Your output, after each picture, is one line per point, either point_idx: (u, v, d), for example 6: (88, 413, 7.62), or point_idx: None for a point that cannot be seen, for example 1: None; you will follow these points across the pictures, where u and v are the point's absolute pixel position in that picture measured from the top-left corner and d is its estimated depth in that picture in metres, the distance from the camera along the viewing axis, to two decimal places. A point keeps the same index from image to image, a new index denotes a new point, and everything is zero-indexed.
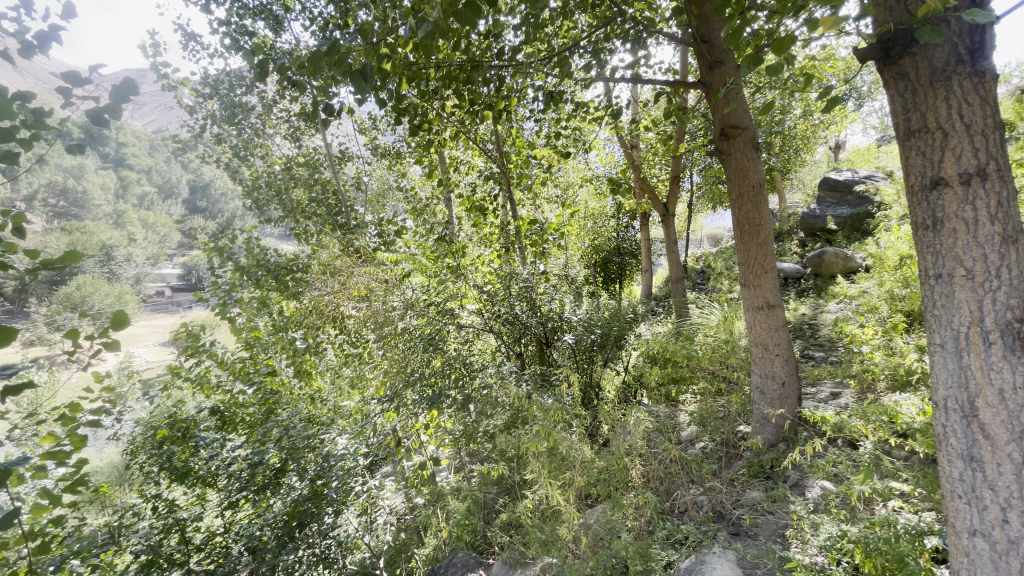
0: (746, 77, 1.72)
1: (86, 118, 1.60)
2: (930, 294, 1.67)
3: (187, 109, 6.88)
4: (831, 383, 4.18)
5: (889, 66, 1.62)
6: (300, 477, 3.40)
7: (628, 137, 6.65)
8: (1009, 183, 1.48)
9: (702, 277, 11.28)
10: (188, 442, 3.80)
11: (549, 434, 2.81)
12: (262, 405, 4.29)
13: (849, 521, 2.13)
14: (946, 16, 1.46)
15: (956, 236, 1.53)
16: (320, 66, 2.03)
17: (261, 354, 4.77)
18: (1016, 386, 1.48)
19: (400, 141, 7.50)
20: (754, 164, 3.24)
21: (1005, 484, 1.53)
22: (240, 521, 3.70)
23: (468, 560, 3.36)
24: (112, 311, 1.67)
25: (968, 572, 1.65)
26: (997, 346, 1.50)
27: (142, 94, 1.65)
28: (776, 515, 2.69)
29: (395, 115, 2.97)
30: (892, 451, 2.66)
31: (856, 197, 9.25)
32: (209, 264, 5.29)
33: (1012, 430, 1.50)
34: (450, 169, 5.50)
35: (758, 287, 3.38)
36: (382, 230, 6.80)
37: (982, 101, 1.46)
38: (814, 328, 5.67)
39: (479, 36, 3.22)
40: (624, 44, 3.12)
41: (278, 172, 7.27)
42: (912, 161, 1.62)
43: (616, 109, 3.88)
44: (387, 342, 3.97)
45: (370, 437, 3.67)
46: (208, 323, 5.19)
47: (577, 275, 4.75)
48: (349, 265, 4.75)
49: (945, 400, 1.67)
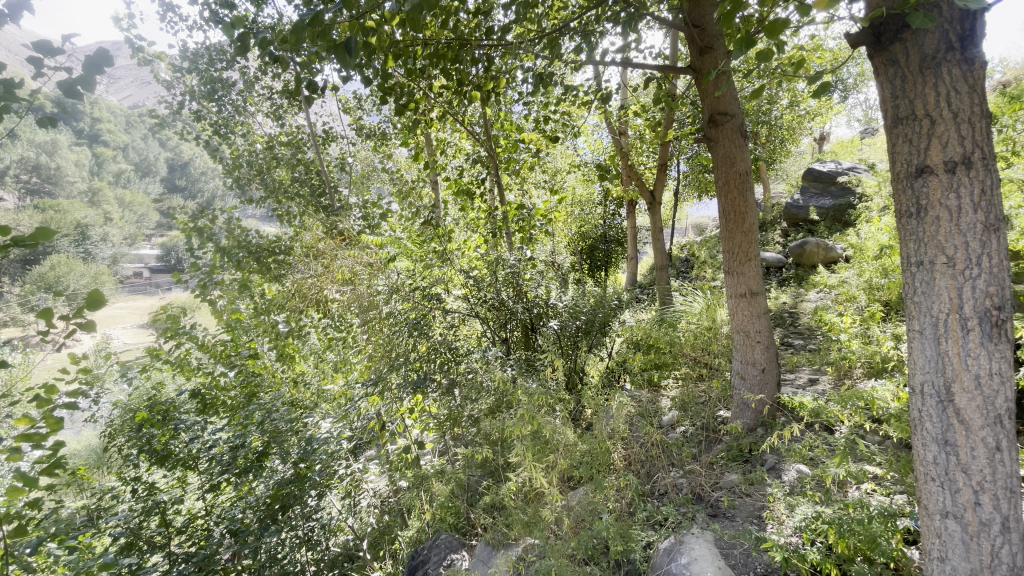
0: (738, 61, 1.68)
1: (57, 90, 1.52)
2: (910, 281, 1.69)
3: (164, 83, 6.57)
4: (808, 370, 4.27)
5: (880, 52, 1.62)
6: (283, 461, 3.38)
7: (617, 123, 6.62)
8: (993, 172, 1.49)
9: (686, 265, 11.42)
10: (167, 425, 3.68)
11: (534, 417, 2.83)
12: (244, 389, 4.25)
13: (823, 502, 2.19)
14: (938, 2, 1.46)
15: (939, 224, 1.55)
16: (303, 38, 1.94)
17: (243, 337, 4.66)
18: (990, 373, 1.53)
19: (385, 121, 7.36)
20: (742, 151, 3.24)
21: (977, 467, 1.58)
22: (221, 504, 3.66)
23: (451, 541, 3.37)
24: (86, 290, 1.61)
25: (937, 553, 1.71)
26: (975, 333, 1.53)
27: (116, 65, 1.55)
28: (753, 497, 2.78)
29: (380, 94, 2.89)
30: (867, 435, 2.74)
31: (838, 188, 9.36)
32: (188, 245, 5.13)
33: (986, 415, 1.55)
34: (437, 151, 5.43)
35: (742, 275, 3.41)
36: (367, 213, 6.71)
37: (971, 89, 1.47)
38: (793, 317, 5.77)
39: (468, 14, 3.14)
40: (615, 28, 3.08)
41: (260, 151, 7.08)
42: (898, 149, 1.64)
43: (606, 93, 3.83)
44: (372, 326, 3.91)
45: (354, 421, 3.56)
46: (188, 305, 5.05)
47: (564, 262, 4.76)
48: (332, 248, 4.67)
49: (921, 385, 1.70)
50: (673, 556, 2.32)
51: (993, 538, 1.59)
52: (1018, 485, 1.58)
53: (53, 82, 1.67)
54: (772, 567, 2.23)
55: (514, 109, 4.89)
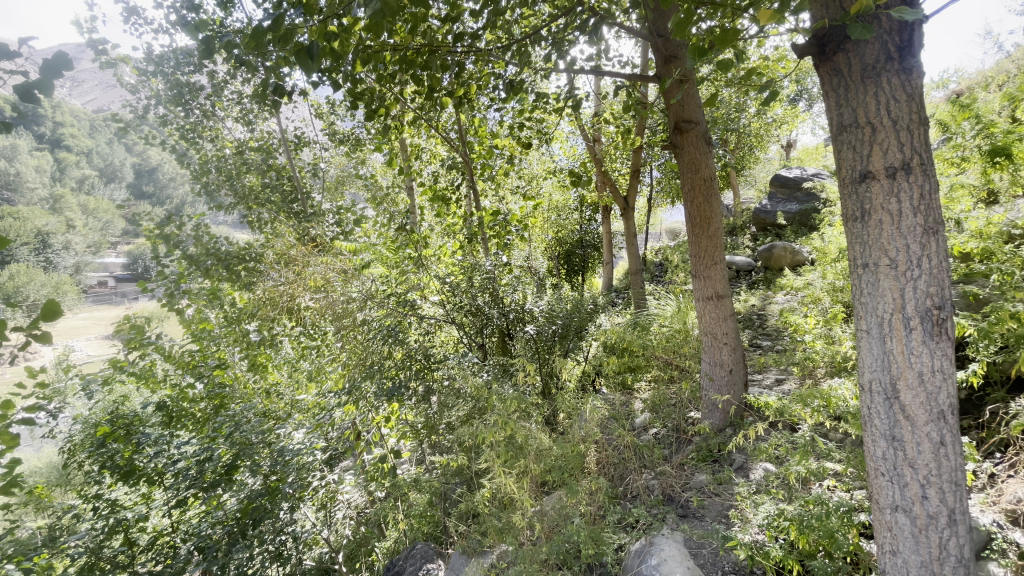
0: (694, 70, 1.70)
1: (13, 93, 1.46)
2: (857, 283, 1.75)
3: (127, 87, 6.19)
4: (776, 370, 4.39)
5: (824, 62, 1.68)
6: (253, 474, 3.27)
7: (591, 129, 6.74)
8: (931, 177, 1.56)
9: (660, 269, 11.66)
10: (131, 438, 3.49)
11: (507, 423, 2.82)
12: (213, 401, 4.05)
13: (786, 500, 2.25)
14: (876, 15, 1.52)
15: (882, 227, 1.61)
16: (263, 43, 1.93)
17: (211, 347, 4.57)
18: (932, 370, 1.59)
19: (359, 127, 7.35)
20: (706, 158, 3.33)
21: (923, 462, 1.64)
22: (189, 519, 3.53)
23: (427, 551, 3.38)
24: (41, 300, 1.50)
25: (889, 546, 1.77)
26: (917, 332, 1.60)
27: (77, 69, 1.50)
28: (721, 497, 2.84)
29: (351, 100, 2.85)
30: (828, 433, 2.84)
31: (804, 194, 9.67)
32: (154, 253, 5.02)
33: (930, 411, 1.61)
34: (411, 157, 5.42)
35: (708, 278, 3.48)
36: (340, 219, 6.93)
37: (908, 98, 1.53)
38: (762, 319, 5.93)
39: (439, 20, 3.15)
40: (583, 36, 3.12)
41: (229, 156, 6.93)
42: (843, 156, 1.70)
43: (577, 99, 3.87)
44: (347, 334, 3.86)
45: (328, 432, 3.54)
46: (155, 315, 4.88)
47: (540, 267, 4.84)
48: (305, 254, 4.59)
49: (870, 383, 1.76)
50: (643, 558, 2.34)
51: (940, 531, 1.65)
52: (962, 479, 1.65)
53: (7, 86, 1.60)
54: (740, 566, 2.26)
55: (488, 115, 4.84)
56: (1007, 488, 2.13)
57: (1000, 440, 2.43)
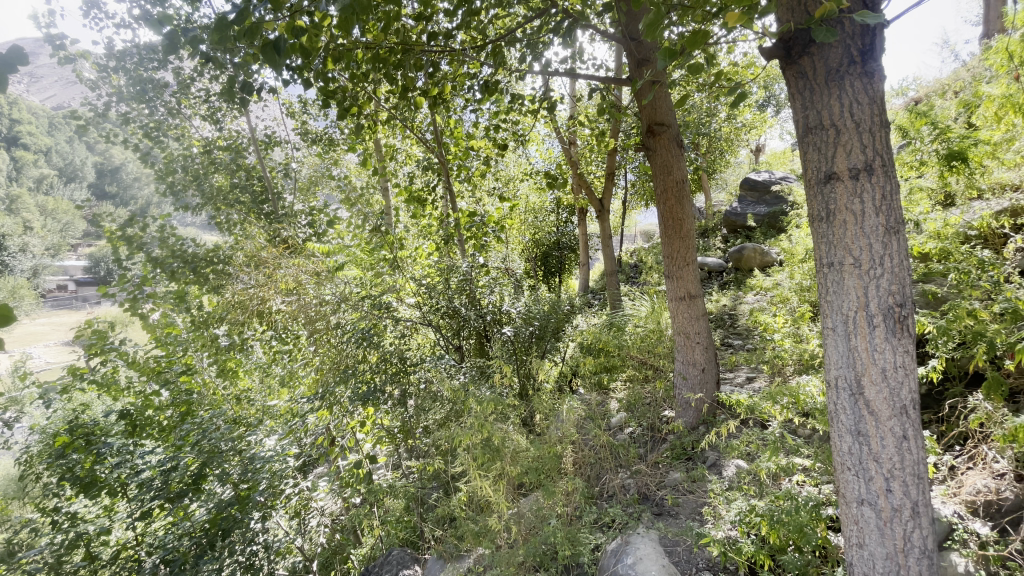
0: (663, 70, 1.70)
1: None
2: (822, 282, 1.79)
3: (87, 82, 5.64)
4: (746, 368, 4.49)
5: (790, 65, 1.71)
6: (221, 483, 3.16)
7: (566, 132, 6.82)
8: (893, 179, 1.61)
9: (635, 271, 11.86)
10: (92, 448, 3.33)
11: (483, 425, 2.81)
12: (178, 408, 3.86)
13: (757, 495, 2.30)
14: (840, 19, 1.56)
15: (846, 227, 1.65)
16: (225, 37, 1.85)
17: (177, 352, 4.36)
18: (895, 366, 1.64)
19: (332, 128, 7.40)
20: (678, 161, 3.38)
21: (887, 456, 1.69)
22: (155, 532, 3.39)
23: (403, 557, 3.34)
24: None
25: (855, 539, 1.81)
26: (880, 329, 1.64)
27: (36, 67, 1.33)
28: (695, 494, 2.88)
29: (322, 99, 2.77)
30: (796, 429, 2.91)
31: (772, 197, 9.95)
32: (116, 256, 4.85)
33: (893, 406, 1.66)
34: (386, 158, 5.38)
35: (681, 278, 3.53)
36: (313, 220, 7.02)
37: (870, 102, 1.58)
38: (733, 318, 6.07)
39: (412, 18, 3.11)
40: (557, 37, 3.13)
41: (195, 155, 6.81)
42: (809, 157, 1.74)
43: (552, 102, 3.88)
44: (320, 338, 3.81)
45: (302, 438, 3.47)
46: (118, 320, 4.67)
47: (517, 268, 4.84)
48: (276, 256, 4.48)
49: (836, 379, 1.80)
50: (619, 557, 2.35)
51: (904, 523, 1.70)
52: (924, 472, 1.70)
53: None
54: (713, 562, 2.29)
55: (464, 116, 4.78)
56: (967, 479, 2.19)
57: (959, 434, 2.52)
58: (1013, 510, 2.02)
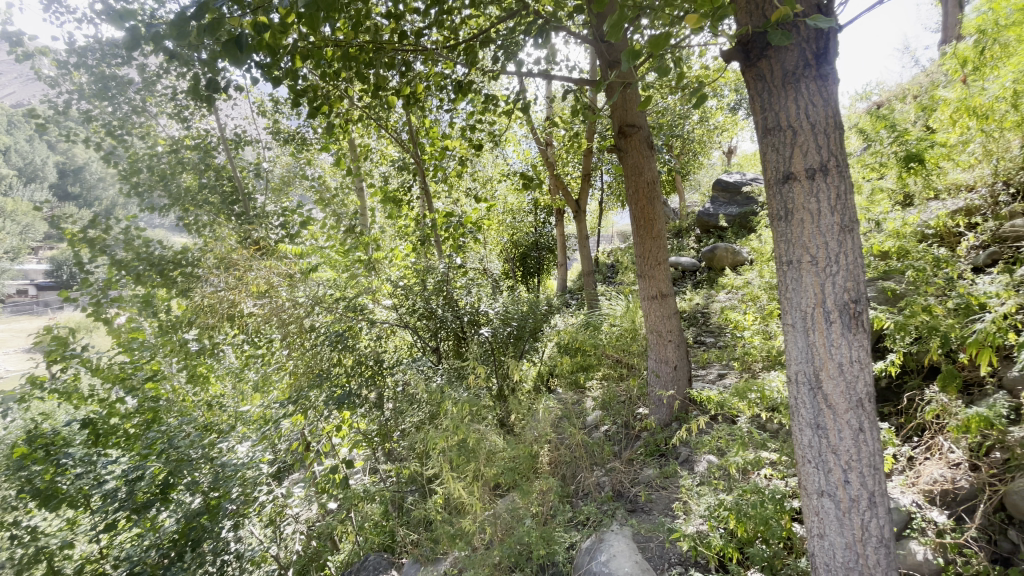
0: (629, 69, 1.72)
1: None
2: (782, 279, 1.84)
3: (46, 79, 5.19)
4: (718, 365, 4.58)
5: (749, 68, 1.75)
6: (190, 492, 3.07)
7: (543, 134, 6.85)
8: (847, 179, 1.66)
9: (612, 271, 11.98)
10: (52, 459, 3.17)
11: (458, 427, 2.79)
12: (144, 415, 3.71)
13: (725, 490, 2.35)
14: (796, 23, 1.60)
15: (803, 226, 1.70)
16: (185, 32, 1.80)
17: (142, 357, 4.18)
18: (851, 360, 1.69)
19: (305, 127, 7.26)
20: (649, 162, 3.43)
21: (844, 448, 1.74)
22: (122, 545, 3.27)
23: (380, 562, 3.32)
24: None
25: (817, 529, 1.87)
26: (837, 324, 1.69)
27: None
28: (668, 490, 2.93)
29: (292, 97, 2.70)
30: (764, 424, 2.98)
31: (744, 197, 10.19)
32: (76, 259, 4.64)
33: (849, 398, 1.71)
34: (361, 158, 5.30)
35: (653, 278, 3.57)
36: (285, 221, 6.84)
37: (825, 103, 1.63)
38: (705, 317, 6.19)
39: (384, 17, 3.06)
40: (530, 38, 3.14)
41: (161, 155, 6.58)
42: (768, 158, 1.78)
43: (527, 102, 3.89)
44: (293, 341, 3.68)
45: (276, 444, 3.43)
46: (82, 326, 4.48)
47: (494, 268, 4.84)
48: (245, 257, 4.21)
49: (795, 373, 1.84)
50: (593, 555, 2.37)
51: (861, 513, 1.75)
52: (880, 462, 1.76)
53: None
54: (685, 556, 2.33)
55: (441, 115, 4.74)
56: (925, 469, 2.27)
57: (917, 425, 2.61)
58: (967, 499, 2.11)
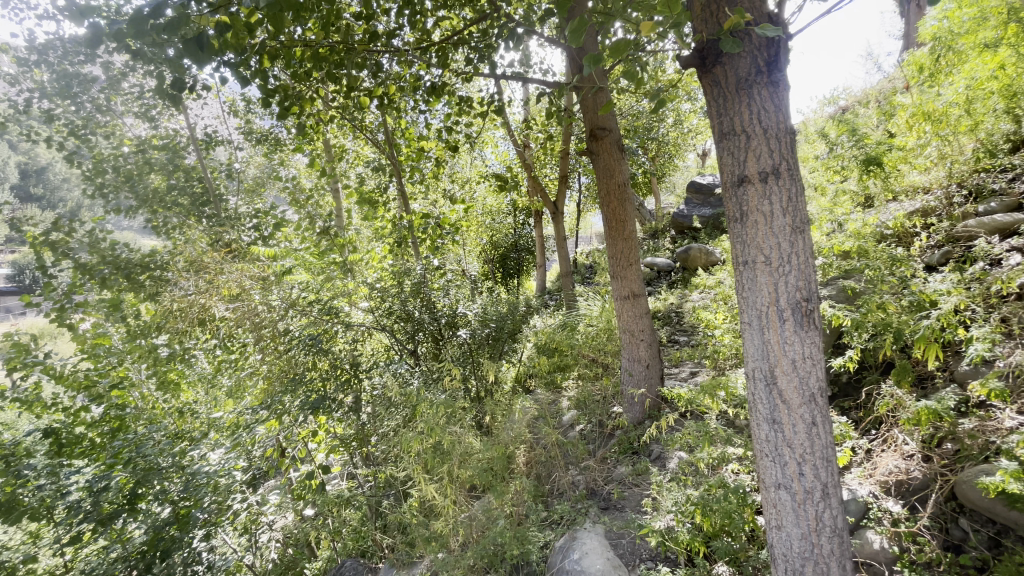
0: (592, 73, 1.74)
1: None
2: (739, 279, 1.89)
3: (6, 77, 4.93)
4: (690, 363, 4.68)
5: (705, 74, 1.80)
6: (159, 502, 2.99)
7: (519, 135, 6.88)
8: (798, 182, 1.72)
9: (590, 271, 12.08)
10: (12, 471, 3.06)
11: (432, 429, 2.79)
12: (111, 424, 3.61)
13: (693, 485, 2.41)
14: (748, 31, 1.65)
15: (758, 227, 1.75)
16: (143, 31, 1.75)
17: (108, 363, 4.00)
18: (803, 356, 1.75)
19: (279, 128, 7.15)
20: (619, 164, 3.48)
21: (798, 441, 1.80)
22: (88, 558, 3.17)
23: (357, 565, 3.40)
24: None
25: (775, 522, 1.93)
26: (790, 322, 1.75)
27: None
28: (640, 487, 2.98)
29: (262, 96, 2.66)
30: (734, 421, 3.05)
31: (717, 199, 10.41)
32: (38, 263, 4.47)
33: (802, 394, 1.77)
34: (336, 159, 5.24)
35: (625, 278, 3.62)
36: (259, 223, 6.70)
37: (776, 109, 1.68)
38: (679, 316, 6.30)
39: (355, 17, 3.04)
40: (502, 40, 3.15)
41: (128, 155, 6.38)
42: (725, 161, 1.83)
43: (501, 104, 3.91)
44: (266, 345, 3.59)
45: (250, 451, 3.43)
46: (45, 332, 4.33)
47: (471, 270, 4.84)
48: (218, 260, 4.09)
49: (753, 370, 1.89)
50: (566, 554, 2.39)
51: (816, 504, 1.81)
52: (833, 455, 1.82)
53: None
54: (655, 552, 2.36)
55: (416, 117, 4.73)
56: (882, 461, 2.36)
57: (875, 419, 2.70)
58: (920, 488, 2.19)
